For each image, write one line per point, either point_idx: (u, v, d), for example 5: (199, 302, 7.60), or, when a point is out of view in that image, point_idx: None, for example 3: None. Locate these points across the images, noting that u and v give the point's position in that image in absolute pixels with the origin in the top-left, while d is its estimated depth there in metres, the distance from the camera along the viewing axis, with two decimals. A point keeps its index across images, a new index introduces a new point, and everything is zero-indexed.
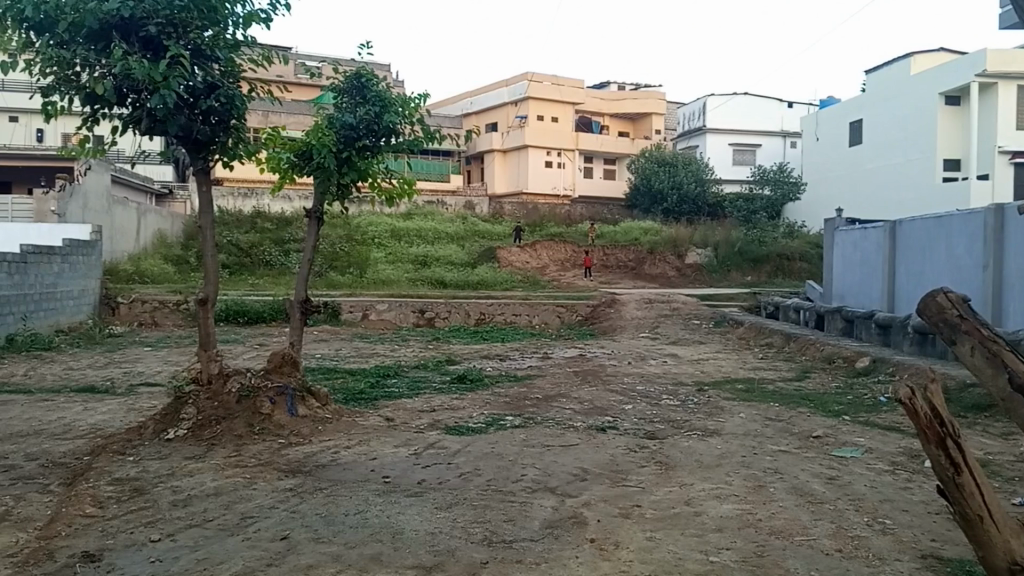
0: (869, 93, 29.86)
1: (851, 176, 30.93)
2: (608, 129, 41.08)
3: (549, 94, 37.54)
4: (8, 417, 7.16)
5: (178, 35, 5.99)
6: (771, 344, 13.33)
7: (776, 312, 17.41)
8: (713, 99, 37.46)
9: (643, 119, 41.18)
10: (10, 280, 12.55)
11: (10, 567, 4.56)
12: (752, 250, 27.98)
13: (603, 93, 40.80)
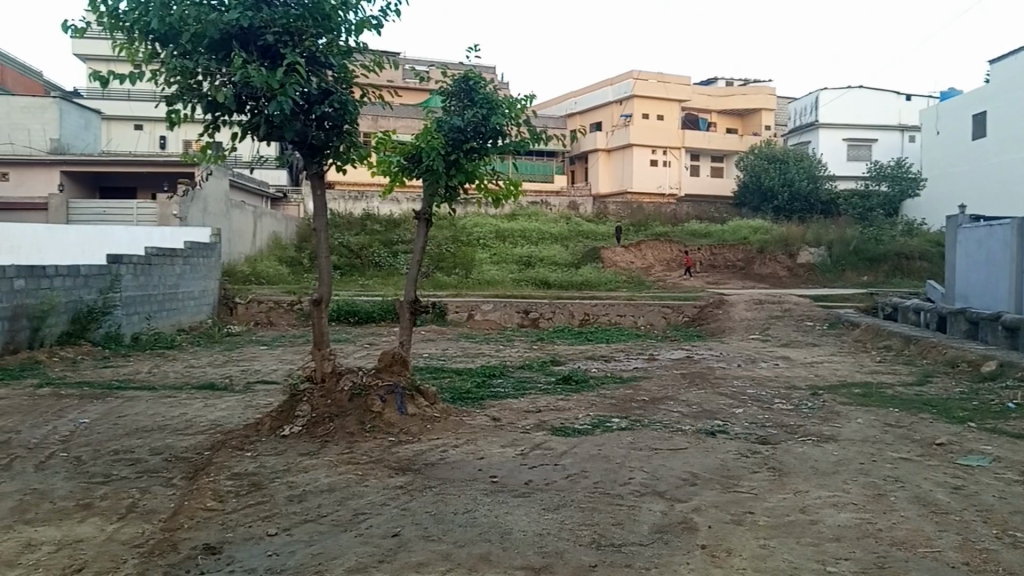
0: (992, 85, 28.28)
1: (977, 169, 29.65)
2: (716, 126, 41.09)
3: (654, 92, 37.43)
4: (136, 413, 7.54)
5: (294, 43, 6.18)
6: (889, 347, 12.83)
7: (894, 314, 16.82)
8: (825, 94, 36.63)
9: (752, 115, 40.90)
10: (137, 282, 13.18)
11: (138, 557, 4.77)
12: (870, 249, 27.19)
13: (711, 91, 40.94)
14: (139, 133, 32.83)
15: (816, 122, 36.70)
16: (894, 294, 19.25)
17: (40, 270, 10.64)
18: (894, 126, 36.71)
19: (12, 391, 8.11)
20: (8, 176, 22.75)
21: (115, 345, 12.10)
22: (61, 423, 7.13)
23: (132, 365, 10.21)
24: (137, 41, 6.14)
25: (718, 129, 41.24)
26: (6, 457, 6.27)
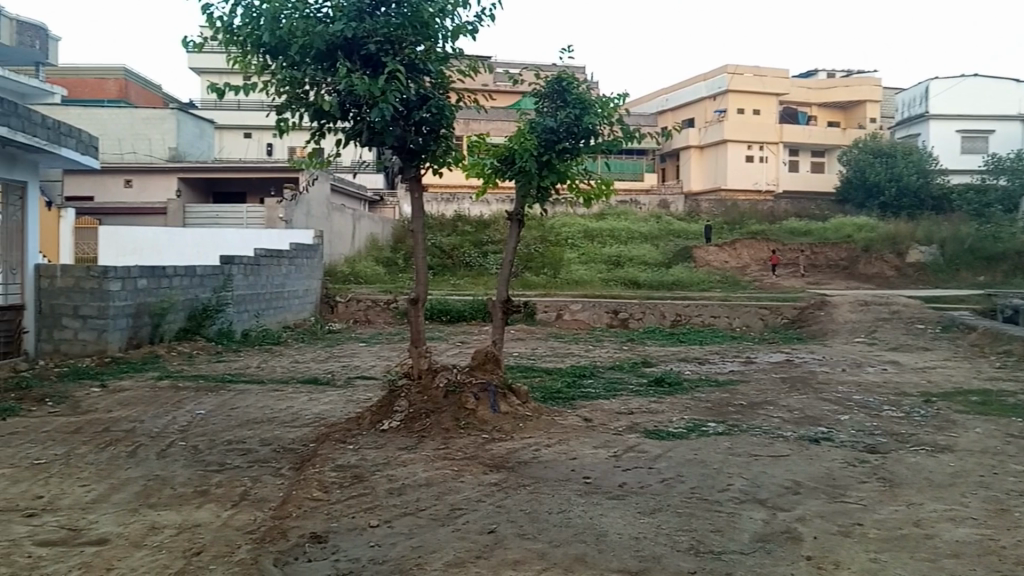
0: None
1: None
2: (816, 120, 39.67)
3: (750, 87, 36.35)
4: (247, 405, 7.96)
5: (394, 51, 6.46)
6: (1009, 352, 12.06)
7: (1014, 316, 15.78)
8: (936, 83, 34.62)
9: (856, 108, 39.23)
10: (247, 281, 13.91)
11: (251, 542, 5.05)
12: (986, 248, 25.56)
13: (811, 83, 39.73)
14: (249, 141, 34.94)
15: (925, 114, 34.79)
16: (1014, 296, 18.02)
17: (161, 270, 11.36)
18: (1013, 115, 34.36)
19: (136, 383, 8.72)
20: (131, 182, 24.26)
21: (227, 340, 12.76)
22: (179, 413, 7.60)
23: (242, 359, 10.78)
24: (250, 54, 6.55)
25: (818, 123, 39.83)
26: (132, 444, 6.74)
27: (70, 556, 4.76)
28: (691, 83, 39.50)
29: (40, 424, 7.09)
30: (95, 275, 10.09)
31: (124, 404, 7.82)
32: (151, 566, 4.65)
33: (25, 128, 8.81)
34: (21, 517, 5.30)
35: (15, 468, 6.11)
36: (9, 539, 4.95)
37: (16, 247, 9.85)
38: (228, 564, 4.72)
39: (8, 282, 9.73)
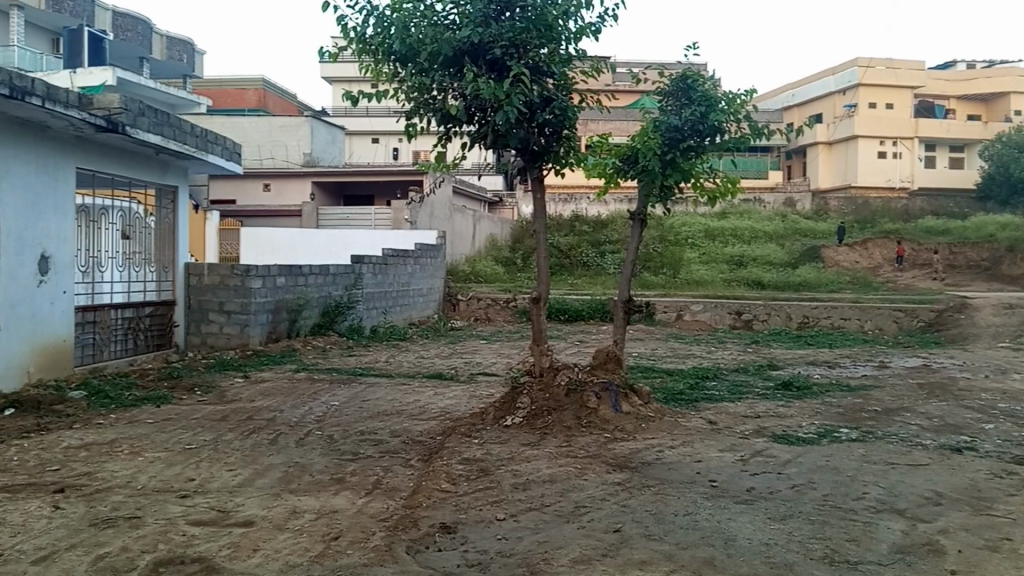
0: None
1: None
2: (954, 114, 37.79)
3: (882, 80, 35.46)
4: (377, 397, 8.32)
5: (519, 55, 6.58)
6: None
7: None
8: None
9: (999, 99, 36.97)
10: (375, 279, 14.52)
11: (385, 529, 5.28)
12: None
13: (950, 75, 38.04)
14: (376, 146, 37.54)
15: None
16: None
17: (297, 268, 12.00)
18: None
19: (275, 374, 9.27)
20: (269, 187, 25.77)
21: (357, 335, 13.34)
22: (315, 404, 8.03)
23: (371, 353, 11.27)
24: (381, 62, 6.83)
25: (957, 117, 37.95)
26: (274, 432, 7.17)
27: (221, 536, 5.11)
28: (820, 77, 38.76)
29: (191, 411, 7.65)
30: (238, 273, 10.76)
31: (266, 394, 8.33)
32: (294, 549, 4.93)
33: (177, 136, 9.53)
34: (176, 497, 5.72)
35: (171, 450, 6.60)
36: (167, 517, 5.36)
37: (168, 247, 10.60)
38: (365, 549, 4.93)
39: (161, 280, 10.49)
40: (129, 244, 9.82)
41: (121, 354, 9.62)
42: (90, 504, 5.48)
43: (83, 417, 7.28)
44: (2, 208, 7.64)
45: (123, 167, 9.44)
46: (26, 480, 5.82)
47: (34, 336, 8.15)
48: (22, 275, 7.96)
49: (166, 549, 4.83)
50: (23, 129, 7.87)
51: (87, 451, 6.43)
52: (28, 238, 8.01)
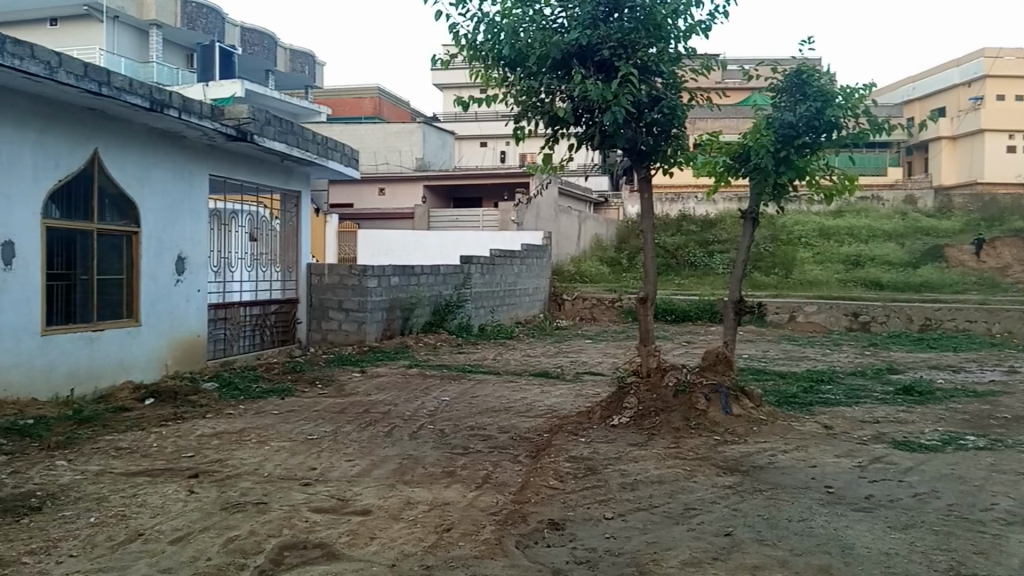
0: None
1: None
2: None
3: (1011, 71, 33.36)
4: (486, 394, 8.52)
5: (627, 55, 6.57)
6: None
7: None
8: None
9: None
10: (484, 279, 14.83)
11: (496, 523, 5.41)
12: None
13: None
14: (485, 149, 38.35)
15: None
16: None
17: (410, 268, 12.40)
18: None
19: (389, 370, 9.64)
20: (384, 190, 26.65)
21: (465, 334, 13.65)
22: (427, 399, 8.31)
23: (479, 351, 11.53)
24: (491, 68, 7.00)
25: None
26: (388, 425, 7.47)
27: (340, 523, 5.39)
28: (942, 70, 36.83)
29: (312, 403, 8.07)
30: (355, 273, 11.23)
31: (381, 388, 8.69)
32: (409, 538, 5.14)
33: (300, 144, 10.08)
34: (300, 485, 6.07)
35: (294, 440, 6.98)
36: (290, 504, 5.69)
37: (292, 249, 11.20)
38: (475, 542, 5.08)
39: (286, 280, 11.12)
40: (256, 246, 10.47)
41: (249, 349, 10.27)
42: (221, 489, 5.89)
43: (215, 407, 7.82)
44: (144, 214, 8.35)
45: (250, 173, 10.08)
46: (165, 465, 6.29)
47: (172, 331, 8.85)
48: (161, 275, 8.66)
49: (290, 534, 5.14)
50: (163, 140, 8.56)
51: (219, 439, 6.88)
52: (166, 241, 8.69)
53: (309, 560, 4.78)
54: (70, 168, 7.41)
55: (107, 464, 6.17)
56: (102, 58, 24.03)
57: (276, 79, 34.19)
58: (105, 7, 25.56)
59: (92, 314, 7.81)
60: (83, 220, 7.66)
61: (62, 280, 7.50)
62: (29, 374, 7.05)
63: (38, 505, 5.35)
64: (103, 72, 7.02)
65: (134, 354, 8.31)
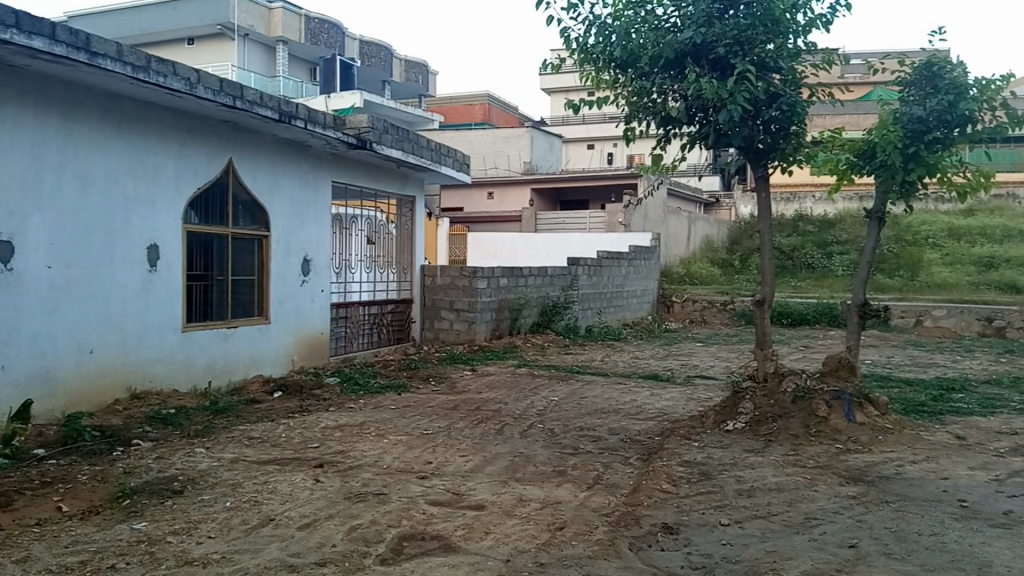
0: None
1: None
2: None
3: None
4: (595, 395, 8.53)
5: (744, 52, 6.44)
6: None
7: None
8: None
9: None
10: (591, 281, 14.85)
11: (608, 524, 5.41)
12: None
13: None
14: (591, 152, 39.48)
15: None
16: None
17: (518, 270, 12.55)
18: None
19: (499, 369, 9.81)
20: (493, 195, 27.20)
21: (573, 334, 13.71)
22: (537, 398, 8.41)
23: (586, 353, 11.53)
24: (602, 70, 6.98)
25: None
26: (499, 423, 7.61)
27: (456, 517, 5.53)
28: None
29: (426, 399, 8.32)
30: (466, 274, 11.48)
31: (491, 387, 8.85)
32: (523, 535, 5.22)
33: (415, 150, 10.40)
34: (417, 478, 6.27)
35: (410, 435, 7.22)
36: (408, 496, 5.89)
37: (407, 251, 11.58)
38: (589, 542, 5.10)
39: (402, 281, 11.51)
40: (374, 249, 10.88)
41: (368, 346, 10.71)
42: (344, 479, 6.16)
43: (337, 401, 8.18)
44: (273, 218, 8.86)
45: (368, 178, 10.48)
46: (292, 454, 6.62)
47: (299, 329, 9.36)
48: (289, 276, 9.17)
49: (408, 526, 5.32)
50: (290, 149, 9.04)
51: (340, 432, 7.19)
52: (294, 244, 9.19)
53: (427, 551, 4.94)
54: (208, 176, 7.97)
55: (240, 452, 6.56)
56: (234, 74, 25.50)
57: (392, 88, 35.39)
58: (237, 26, 27.11)
59: (226, 312, 8.37)
60: (219, 225, 8.19)
61: (200, 280, 8.06)
62: (170, 367, 7.66)
63: (180, 489, 5.75)
64: (237, 86, 7.48)
65: (264, 350, 8.85)
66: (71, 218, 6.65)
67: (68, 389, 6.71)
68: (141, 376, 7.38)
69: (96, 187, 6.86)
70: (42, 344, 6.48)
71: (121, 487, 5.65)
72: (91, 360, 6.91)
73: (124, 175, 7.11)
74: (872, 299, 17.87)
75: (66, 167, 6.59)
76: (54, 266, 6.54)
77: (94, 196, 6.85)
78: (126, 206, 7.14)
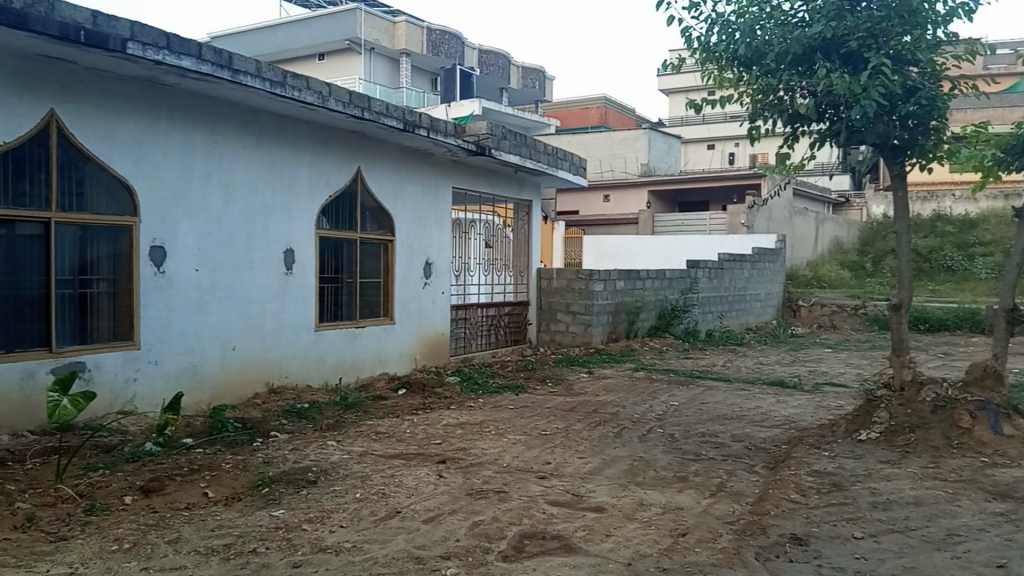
0: None
1: None
2: None
3: None
4: (717, 401, 8.36)
5: (878, 46, 6.18)
6: None
7: None
8: None
9: None
10: (711, 284, 14.57)
11: (733, 532, 5.29)
12: None
13: None
14: (712, 152, 39.28)
15: None
16: None
17: (636, 273, 12.45)
18: None
19: (616, 372, 9.77)
20: (609, 197, 26.91)
21: (693, 339, 13.46)
22: (656, 402, 8.32)
23: (706, 357, 11.31)
24: (725, 69, 6.87)
25: None
26: (618, 426, 7.58)
27: (576, 518, 5.55)
28: None
29: (544, 401, 8.40)
30: (583, 277, 11.49)
31: (609, 390, 8.83)
32: (644, 539, 5.17)
33: (532, 155, 10.54)
34: (536, 478, 6.33)
35: (529, 435, 7.30)
36: (528, 495, 5.95)
37: (524, 254, 11.75)
38: (712, 550, 5.00)
39: (519, 283, 11.70)
40: (492, 253, 11.09)
41: (485, 347, 10.97)
42: (466, 476, 6.31)
43: (457, 399, 8.39)
44: (398, 224, 9.20)
45: (486, 183, 10.71)
46: (417, 450, 6.84)
47: (422, 329, 9.68)
48: (412, 278, 9.49)
49: (529, 524, 5.38)
50: (414, 156, 9.36)
51: (462, 430, 7.36)
52: (416, 248, 9.50)
53: (548, 550, 4.98)
54: (338, 184, 8.37)
55: (369, 446, 6.83)
56: (362, 86, 26.63)
57: (510, 95, 35.97)
58: (365, 40, 28.18)
59: (355, 312, 8.76)
60: (349, 230, 8.59)
61: (331, 283, 8.47)
62: (303, 364, 8.10)
63: (314, 479, 6.04)
64: (365, 98, 7.83)
65: (389, 350, 9.19)
66: (216, 225, 7.15)
67: (213, 384, 7.22)
68: (278, 373, 7.84)
69: (238, 195, 7.34)
70: (190, 342, 7.00)
71: (261, 476, 5.98)
72: (234, 357, 7.41)
73: (264, 184, 7.57)
74: (1023, 304, 16.64)
75: (212, 177, 7.09)
76: (201, 270, 7.04)
77: (237, 204, 7.34)
78: (266, 213, 7.61)
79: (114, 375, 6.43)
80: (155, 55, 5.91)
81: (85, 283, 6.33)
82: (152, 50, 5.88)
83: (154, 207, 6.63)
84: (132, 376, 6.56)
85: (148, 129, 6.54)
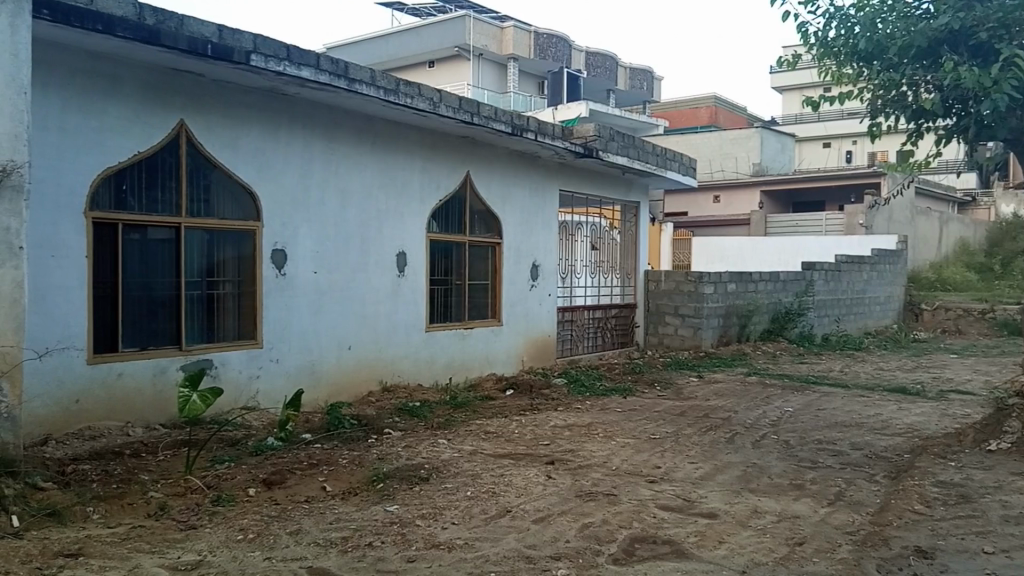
0: None
1: None
2: None
3: None
4: (833, 407, 8.13)
5: (1011, 36, 5.79)
6: None
7: None
8: None
9: None
10: (827, 287, 14.15)
11: (852, 543, 5.12)
12: None
13: None
14: (828, 150, 38.21)
15: None
16: None
17: (747, 276, 12.22)
18: None
19: (727, 377, 9.61)
20: (718, 198, 26.64)
21: (808, 343, 13.09)
22: (769, 408, 8.16)
23: (822, 362, 10.96)
24: (844, 64, 6.71)
25: None
26: (730, 432, 7.47)
27: (688, 523, 5.49)
28: None
29: (653, 404, 8.35)
30: (692, 279, 11.35)
31: (721, 395, 8.71)
32: (759, 547, 5.07)
33: (640, 156, 10.50)
34: (646, 481, 6.30)
35: (639, 438, 7.28)
36: (638, 498, 5.93)
37: (630, 256, 11.73)
38: (831, 560, 4.85)
39: (626, 286, 11.69)
40: (598, 255, 11.11)
41: (592, 349, 10.99)
42: (575, 478, 6.33)
43: (564, 400, 8.44)
44: (505, 226, 9.32)
45: (593, 186, 10.74)
46: (526, 450, 6.91)
47: (529, 331, 9.78)
48: (519, 280, 9.60)
49: (640, 528, 5.36)
50: (521, 160, 9.47)
51: (570, 432, 7.40)
52: (523, 250, 9.61)
53: (660, 555, 4.95)
54: (448, 189, 8.55)
55: (478, 445, 6.94)
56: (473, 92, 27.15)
57: (617, 98, 35.69)
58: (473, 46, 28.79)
59: (463, 313, 8.93)
60: (457, 233, 8.77)
61: (441, 285, 8.66)
62: (415, 363, 8.31)
63: (426, 476, 6.17)
64: (474, 104, 7.96)
65: (498, 351, 9.33)
66: (333, 228, 7.42)
67: (331, 381, 7.50)
68: (391, 372, 8.08)
69: (354, 201, 7.60)
70: (309, 341, 7.28)
71: (376, 472, 6.14)
72: (350, 356, 7.67)
73: (377, 190, 7.81)
74: None
75: (329, 183, 7.36)
76: (319, 272, 7.32)
77: (352, 208, 7.59)
78: (379, 218, 7.85)
79: (239, 372, 6.76)
80: (277, 67, 6.17)
81: (212, 285, 6.65)
82: (273, 61, 6.13)
83: (276, 212, 6.94)
84: (255, 373, 6.88)
85: (270, 138, 6.85)
